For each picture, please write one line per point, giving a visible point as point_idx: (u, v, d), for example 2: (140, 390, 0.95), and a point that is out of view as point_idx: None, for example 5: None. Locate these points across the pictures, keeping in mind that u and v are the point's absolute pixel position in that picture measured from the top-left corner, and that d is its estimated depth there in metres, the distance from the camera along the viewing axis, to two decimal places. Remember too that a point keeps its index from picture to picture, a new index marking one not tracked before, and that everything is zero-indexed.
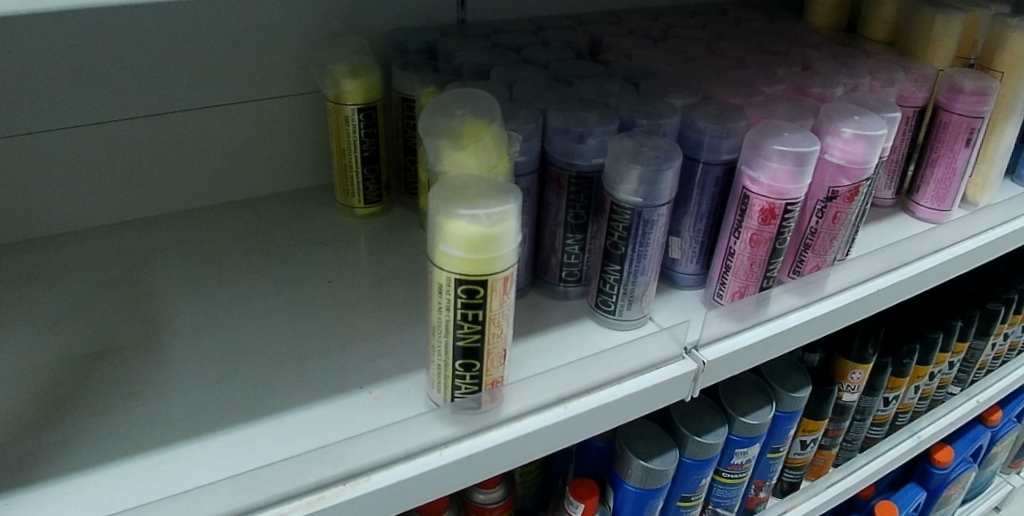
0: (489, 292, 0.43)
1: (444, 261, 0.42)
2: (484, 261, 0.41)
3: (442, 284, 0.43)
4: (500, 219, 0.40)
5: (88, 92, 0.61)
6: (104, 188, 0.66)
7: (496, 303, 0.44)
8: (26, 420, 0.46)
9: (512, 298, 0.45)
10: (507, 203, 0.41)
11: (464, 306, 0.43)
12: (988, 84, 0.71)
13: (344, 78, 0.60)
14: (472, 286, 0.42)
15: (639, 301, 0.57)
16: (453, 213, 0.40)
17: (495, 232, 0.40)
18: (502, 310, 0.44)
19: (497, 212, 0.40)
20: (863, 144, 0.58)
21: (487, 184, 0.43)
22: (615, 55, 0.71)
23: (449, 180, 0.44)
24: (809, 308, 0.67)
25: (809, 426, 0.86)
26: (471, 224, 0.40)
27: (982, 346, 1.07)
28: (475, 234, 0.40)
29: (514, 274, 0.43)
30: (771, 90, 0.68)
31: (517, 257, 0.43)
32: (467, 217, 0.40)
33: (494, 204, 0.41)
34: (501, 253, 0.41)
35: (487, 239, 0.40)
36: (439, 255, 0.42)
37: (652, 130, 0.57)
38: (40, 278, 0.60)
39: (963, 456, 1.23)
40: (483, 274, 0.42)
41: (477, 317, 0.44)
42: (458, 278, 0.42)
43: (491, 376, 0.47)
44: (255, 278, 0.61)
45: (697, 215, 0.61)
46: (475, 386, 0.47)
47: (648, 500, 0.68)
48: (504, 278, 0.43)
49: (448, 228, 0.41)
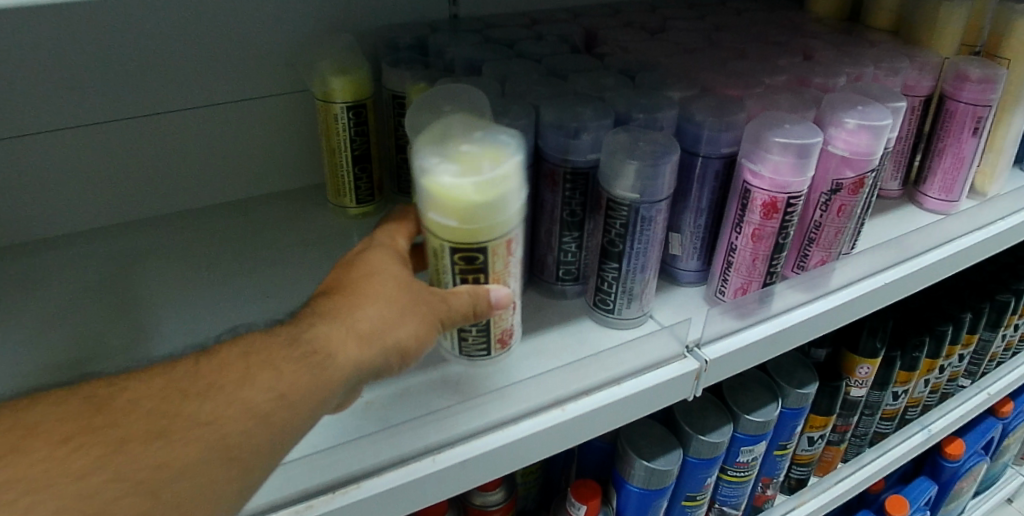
0: (489, 256, 0.43)
1: (438, 229, 0.42)
2: (478, 229, 0.42)
3: (437, 251, 0.44)
4: (495, 185, 0.40)
5: (66, 95, 0.60)
6: (91, 192, 0.65)
7: (499, 264, 0.44)
8: None
9: (517, 254, 0.46)
10: (504, 167, 0.40)
11: (464, 271, 0.44)
12: (995, 72, 0.69)
13: (332, 76, 0.59)
14: (469, 254, 0.43)
15: (638, 299, 0.55)
16: (442, 178, 0.40)
17: (485, 199, 0.40)
18: (505, 270, 0.45)
19: (487, 180, 0.40)
20: (867, 135, 0.56)
21: (482, 137, 0.42)
22: (610, 48, 0.70)
23: (440, 132, 0.43)
24: (814, 304, 0.66)
25: (816, 422, 0.85)
26: (463, 190, 0.40)
27: (993, 338, 1.04)
28: (468, 202, 0.40)
29: (514, 238, 0.44)
30: (772, 81, 0.66)
31: (515, 220, 0.43)
32: (457, 183, 0.40)
33: (490, 169, 0.40)
34: (497, 220, 0.42)
35: (480, 206, 0.40)
36: (428, 218, 0.42)
37: (649, 124, 0.55)
38: (25, 285, 0.60)
39: (975, 449, 1.21)
40: (479, 242, 0.42)
41: (479, 281, 0.45)
42: (454, 247, 0.43)
43: (500, 327, 0.48)
44: (247, 283, 0.60)
45: (697, 210, 0.60)
46: (484, 350, 0.49)
47: (652, 500, 0.67)
48: (504, 242, 0.43)
49: (437, 199, 0.40)
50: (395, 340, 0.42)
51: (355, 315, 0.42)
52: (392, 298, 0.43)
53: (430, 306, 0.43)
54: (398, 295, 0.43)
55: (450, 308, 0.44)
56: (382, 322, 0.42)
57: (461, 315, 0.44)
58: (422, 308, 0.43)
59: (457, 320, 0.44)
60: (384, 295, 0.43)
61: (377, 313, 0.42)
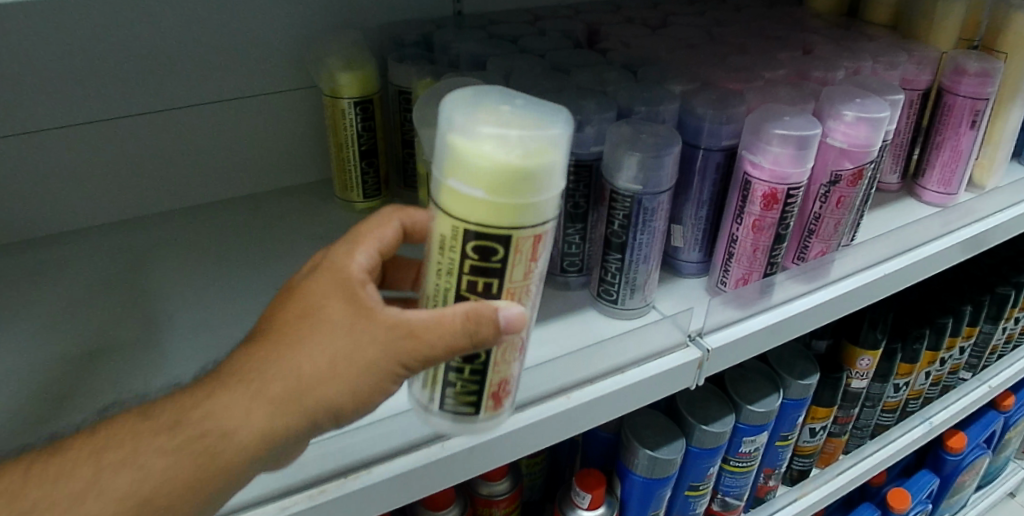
0: (510, 255, 0.35)
1: (456, 203, 0.34)
2: (509, 209, 0.33)
3: (448, 236, 0.36)
4: (536, 151, 0.33)
5: (80, 92, 0.61)
6: (101, 188, 0.66)
7: (518, 273, 0.36)
8: (31, 418, 0.48)
9: (541, 268, 0.38)
10: (550, 131, 0.33)
11: (474, 271, 0.36)
12: (992, 65, 0.70)
13: (340, 72, 0.60)
14: (488, 246, 0.35)
15: (641, 290, 0.56)
16: (477, 131, 0.33)
17: (527, 168, 0.32)
18: (525, 283, 0.37)
19: (533, 144, 0.32)
20: (865, 127, 0.57)
21: (525, 104, 0.35)
22: (613, 43, 0.71)
23: (474, 91, 0.36)
24: (814, 295, 0.66)
25: (817, 413, 0.86)
26: (496, 149, 0.32)
27: (994, 331, 1.05)
28: (505, 165, 0.32)
29: (546, 234, 0.36)
30: (772, 74, 0.67)
31: (552, 212, 0.35)
32: (495, 138, 0.32)
33: (534, 132, 0.33)
34: (533, 200, 0.33)
35: (518, 175, 0.32)
36: (445, 188, 0.34)
37: (651, 117, 0.56)
38: (39, 279, 0.61)
39: (976, 442, 1.21)
40: (506, 228, 0.34)
41: (491, 289, 0.37)
42: (472, 231, 0.35)
43: (499, 375, 0.40)
44: (255, 276, 0.61)
45: (699, 202, 0.60)
46: (473, 400, 0.40)
47: (655, 489, 0.68)
48: (533, 238, 0.35)
49: (465, 159, 0.33)
50: (326, 399, 0.37)
51: (271, 371, 0.37)
52: (324, 346, 0.37)
53: (381, 349, 0.36)
54: (332, 340, 0.37)
55: (414, 346, 0.36)
56: (310, 376, 0.36)
57: (436, 350, 0.36)
58: (368, 353, 0.36)
59: (431, 356, 0.37)
60: (315, 341, 0.37)
61: (304, 364, 0.37)
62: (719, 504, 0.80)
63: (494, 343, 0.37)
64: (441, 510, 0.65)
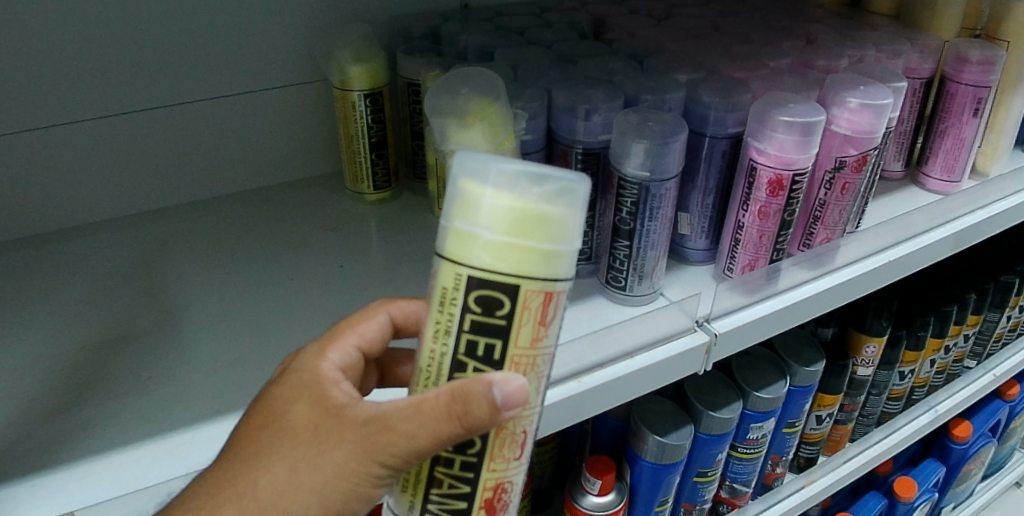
0: (516, 309, 0.32)
1: (463, 248, 0.32)
2: (522, 255, 0.31)
3: (450, 288, 0.33)
4: (555, 193, 0.31)
5: (97, 86, 0.62)
6: (115, 182, 0.67)
7: (524, 337, 0.33)
8: (55, 406, 0.49)
9: (552, 338, 0.34)
10: (572, 178, 0.32)
11: (475, 324, 0.33)
12: (994, 53, 0.70)
13: (350, 65, 0.62)
14: (493, 297, 0.32)
15: (649, 277, 0.57)
16: (494, 171, 0.32)
17: (545, 211, 0.31)
18: (532, 353, 0.34)
19: (553, 186, 0.32)
20: (869, 113, 0.58)
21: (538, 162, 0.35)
22: (618, 34, 0.71)
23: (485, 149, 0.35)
24: (821, 281, 0.67)
25: (824, 401, 0.86)
26: (515, 188, 0.31)
27: (999, 319, 1.06)
28: (522, 206, 0.31)
29: (558, 293, 0.33)
30: (777, 63, 0.67)
31: (566, 268, 0.33)
32: (513, 177, 0.31)
33: (551, 174, 0.32)
34: (549, 247, 0.32)
35: (534, 218, 0.31)
36: (453, 233, 0.32)
37: (658, 105, 0.57)
38: (58, 271, 0.62)
39: (982, 431, 1.22)
40: (516, 278, 0.32)
41: (493, 352, 0.34)
42: (477, 278, 0.32)
43: (493, 478, 0.36)
44: (268, 265, 0.63)
45: (705, 189, 0.61)
46: (465, 504, 0.37)
47: (665, 475, 0.68)
48: (542, 294, 0.32)
49: (479, 199, 0.31)
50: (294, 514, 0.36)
51: (227, 491, 0.36)
52: (285, 455, 0.36)
53: (351, 448, 0.35)
54: (295, 448, 0.36)
55: (389, 441, 0.34)
56: (271, 491, 0.36)
57: (416, 442, 0.34)
58: (337, 455, 0.35)
59: (411, 450, 0.34)
60: (276, 452, 0.36)
61: (264, 478, 0.36)
62: (726, 491, 0.81)
63: (492, 425, 0.33)
64: None
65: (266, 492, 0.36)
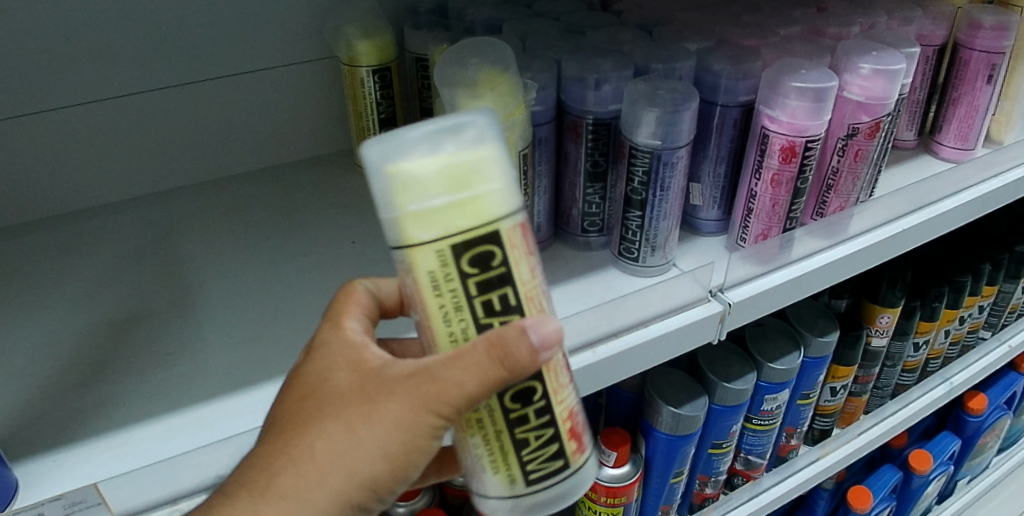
0: (506, 248, 0.34)
1: (415, 230, 0.33)
2: (468, 205, 0.32)
3: (440, 268, 0.33)
4: (471, 136, 0.33)
5: (103, 67, 0.62)
6: (125, 163, 0.68)
7: (525, 273, 0.35)
8: (76, 382, 0.50)
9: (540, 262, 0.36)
10: (477, 118, 0.34)
11: (479, 285, 0.34)
12: (1008, 19, 0.69)
13: (357, 41, 0.62)
14: (478, 252, 0.33)
15: (662, 248, 0.57)
16: (403, 146, 0.32)
17: (466, 155, 0.32)
18: (536, 286, 0.36)
19: (463, 130, 0.33)
20: (881, 79, 0.57)
21: None
22: (627, 5, 0.71)
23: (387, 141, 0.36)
24: (834, 250, 0.67)
25: (837, 372, 0.86)
26: (434, 151, 0.32)
27: (1013, 289, 1.05)
28: (445, 162, 0.32)
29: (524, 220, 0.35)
30: (788, 31, 0.66)
31: (513, 193, 0.34)
32: (424, 142, 0.32)
33: (460, 122, 0.33)
34: (493, 187, 0.33)
35: (465, 167, 0.32)
36: (400, 218, 0.33)
37: (668, 74, 0.57)
38: (73, 251, 0.63)
39: (997, 403, 1.21)
40: (477, 227, 0.33)
41: (508, 300, 0.35)
42: (449, 246, 0.33)
43: (565, 406, 0.38)
44: (279, 243, 0.63)
45: (717, 158, 0.61)
46: (557, 445, 0.38)
47: (679, 446, 0.69)
48: (513, 225, 0.34)
49: (400, 179, 0.32)
50: (357, 474, 0.35)
51: (280, 461, 0.35)
52: (335, 418, 0.35)
53: (403, 401, 0.34)
54: (346, 410, 0.35)
55: (440, 390, 0.34)
56: (328, 454, 0.35)
57: (467, 388, 0.33)
58: (391, 408, 0.35)
59: (462, 397, 0.34)
60: (327, 415, 0.35)
61: (321, 442, 0.35)
62: (741, 463, 0.81)
63: (533, 367, 0.34)
64: (412, 501, 0.63)
65: (324, 455, 0.35)
